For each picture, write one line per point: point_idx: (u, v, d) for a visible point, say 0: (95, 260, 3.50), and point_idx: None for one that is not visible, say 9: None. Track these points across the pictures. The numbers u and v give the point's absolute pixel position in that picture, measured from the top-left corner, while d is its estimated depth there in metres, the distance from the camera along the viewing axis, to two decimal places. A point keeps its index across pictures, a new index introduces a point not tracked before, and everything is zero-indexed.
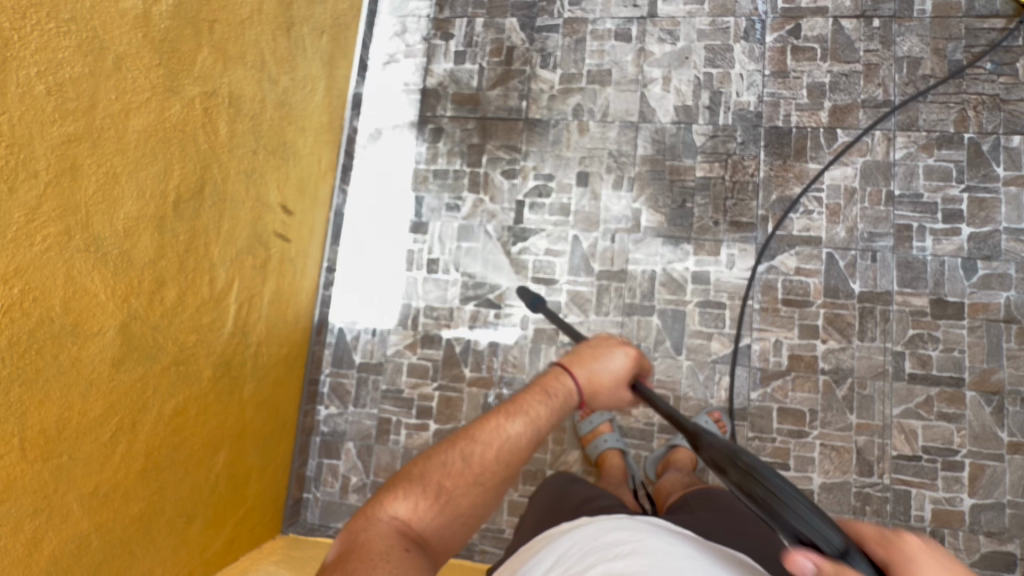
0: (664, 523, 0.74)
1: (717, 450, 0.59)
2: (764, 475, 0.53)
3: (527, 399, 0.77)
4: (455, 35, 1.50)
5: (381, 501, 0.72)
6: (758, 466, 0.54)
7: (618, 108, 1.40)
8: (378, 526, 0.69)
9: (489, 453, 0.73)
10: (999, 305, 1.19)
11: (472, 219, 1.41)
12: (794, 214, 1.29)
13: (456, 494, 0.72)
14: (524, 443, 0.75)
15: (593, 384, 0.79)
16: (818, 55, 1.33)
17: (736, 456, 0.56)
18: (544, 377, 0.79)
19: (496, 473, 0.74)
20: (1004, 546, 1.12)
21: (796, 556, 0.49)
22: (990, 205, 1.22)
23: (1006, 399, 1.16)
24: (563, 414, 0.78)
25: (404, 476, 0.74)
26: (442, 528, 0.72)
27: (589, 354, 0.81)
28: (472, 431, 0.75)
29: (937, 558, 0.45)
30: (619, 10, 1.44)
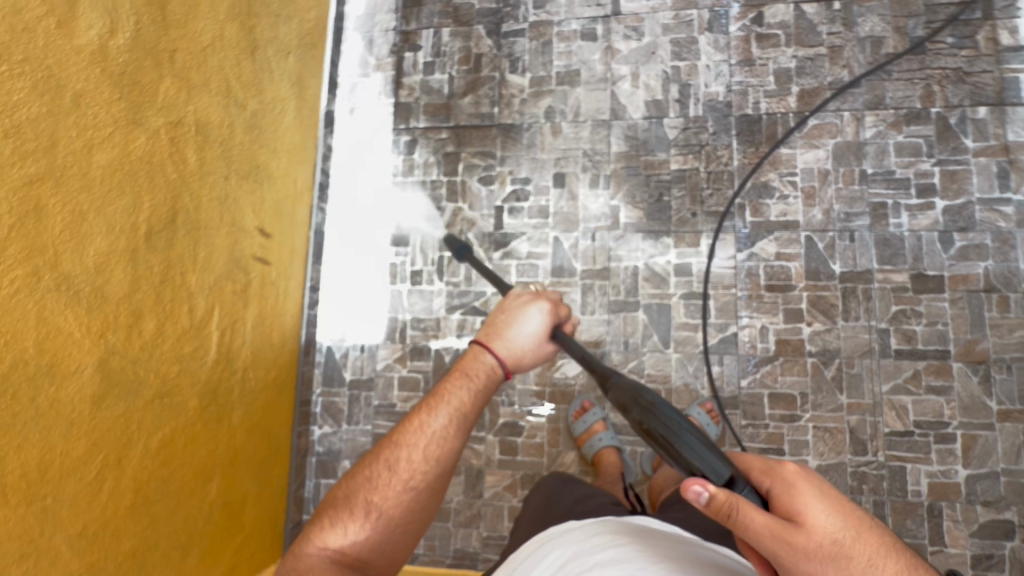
0: (662, 532, 0.72)
1: (625, 393, 0.65)
2: (659, 408, 0.61)
3: (446, 390, 0.82)
4: (423, 46, 1.51)
5: (310, 533, 0.77)
6: (656, 400, 0.62)
7: (589, 108, 1.41)
8: (310, 561, 0.74)
9: (414, 456, 0.78)
10: (978, 276, 1.20)
11: (452, 228, 1.41)
12: (770, 200, 1.30)
13: (386, 508, 0.77)
14: (450, 434, 0.80)
15: (514, 352, 0.86)
16: (782, 41, 1.35)
17: (639, 394, 0.63)
18: (463, 361, 0.86)
19: (428, 474, 0.78)
20: (1002, 514, 1.13)
21: (691, 485, 0.50)
22: (961, 176, 1.23)
23: (992, 368, 1.17)
24: (489, 387, 0.84)
25: (332, 506, 0.79)
26: (379, 543, 0.77)
27: (506, 324, 0.87)
28: (393, 441, 0.80)
29: (814, 486, 0.51)
30: (583, 10, 1.45)
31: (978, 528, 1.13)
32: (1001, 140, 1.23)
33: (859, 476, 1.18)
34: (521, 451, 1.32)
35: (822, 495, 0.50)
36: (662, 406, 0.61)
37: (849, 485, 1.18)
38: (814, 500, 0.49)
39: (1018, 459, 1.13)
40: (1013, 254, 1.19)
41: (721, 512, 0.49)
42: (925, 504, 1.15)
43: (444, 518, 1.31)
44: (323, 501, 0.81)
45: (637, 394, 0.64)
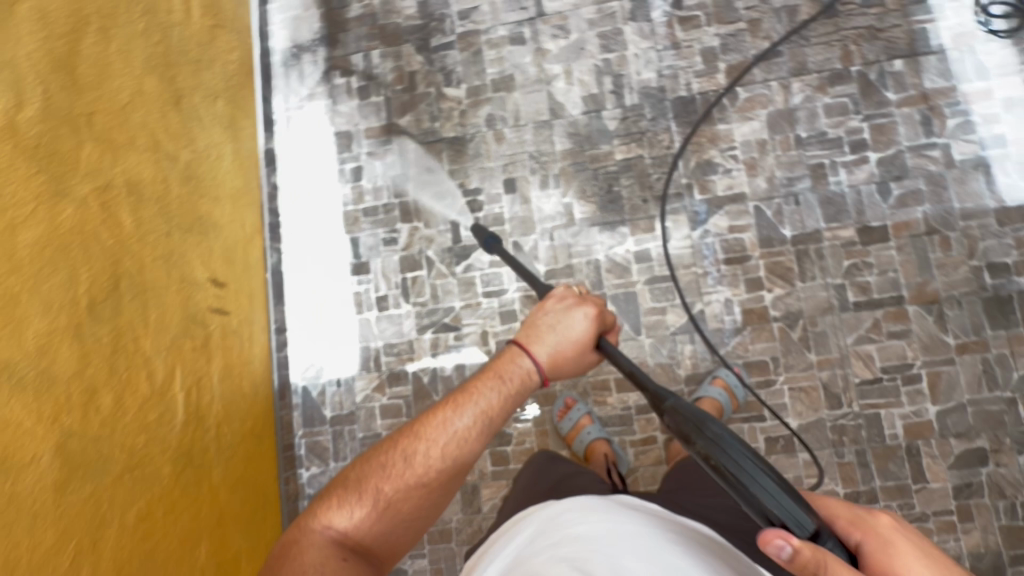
0: (660, 520, 0.74)
1: (687, 422, 0.67)
2: (727, 441, 0.63)
3: (474, 387, 0.85)
4: (355, 71, 1.50)
5: (318, 511, 0.81)
6: (722, 432, 0.64)
7: (529, 110, 1.42)
8: (314, 537, 0.78)
9: (432, 451, 0.81)
10: (918, 220, 1.25)
11: (411, 248, 1.41)
12: (715, 175, 1.33)
13: (394, 496, 0.81)
14: (472, 436, 0.82)
15: (553, 359, 0.87)
16: (703, 22, 1.38)
17: (704, 426, 0.65)
18: (498, 362, 0.87)
19: (441, 471, 0.82)
20: (974, 443, 1.18)
21: (773, 539, 0.56)
22: (888, 128, 1.28)
23: (945, 306, 1.22)
24: (523, 391, 0.86)
25: (343, 486, 0.83)
26: (383, 529, 0.81)
27: (549, 328, 0.88)
28: (415, 431, 0.83)
29: (908, 546, 0.57)
30: (508, 15, 1.46)
31: (954, 460, 1.18)
32: (920, 89, 1.29)
33: (839, 429, 1.21)
34: (514, 459, 1.31)
35: (919, 559, 0.56)
36: (731, 439, 0.63)
37: (831, 439, 1.21)
38: (914, 564, 0.55)
39: (980, 387, 1.19)
40: (947, 195, 1.25)
41: (807, 567, 0.55)
42: (903, 446, 1.19)
43: (447, 540, 1.30)
44: (335, 480, 0.84)
45: (703, 427, 0.65)
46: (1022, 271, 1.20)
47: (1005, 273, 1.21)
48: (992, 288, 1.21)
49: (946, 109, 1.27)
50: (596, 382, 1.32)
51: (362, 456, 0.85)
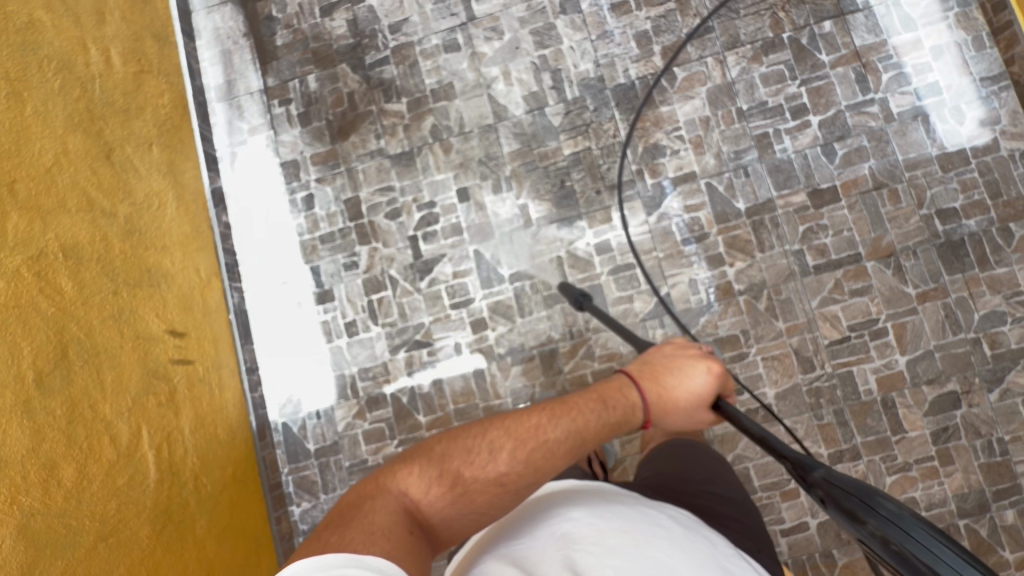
0: (644, 506, 0.75)
1: (848, 498, 0.49)
2: (906, 523, 0.44)
3: (576, 404, 0.80)
4: (293, 98, 1.47)
5: (395, 472, 0.74)
6: (900, 512, 0.45)
7: (472, 116, 1.40)
8: (387, 498, 0.72)
9: (519, 453, 0.74)
10: (865, 176, 1.26)
11: (373, 269, 1.39)
12: (664, 158, 1.33)
13: (472, 485, 0.74)
14: (560, 451, 0.76)
15: (661, 397, 0.82)
16: (633, 6, 1.38)
17: (875, 503, 0.46)
18: (607, 388, 0.83)
19: (522, 476, 0.74)
20: (946, 387, 1.20)
21: None
22: (826, 90, 1.30)
23: (901, 258, 1.24)
24: (621, 426, 0.81)
25: (423, 456, 0.76)
26: (450, 516, 0.74)
27: (666, 368, 0.84)
28: (507, 424, 0.76)
29: None
30: (439, 23, 1.45)
31: (929, 407, 1.20)
32: (851, 47, 1.30)
33: (815, 392, 1.23)
34: None
35: None
36: (910, 520, 0.44)
37: (808, 403, 1.23)
38: None
39: (944, 333, 1.21)
40: (890, 149, 1.26)
41: None
42: (878, 400, 1.21)
43: (447, 556, 1.30)
44: (416, 449, 0.78)
45: (871, 504, 0.47)
46: (971, 214, 1.23)
47: (955, 218, 1.23)
48: (944, 234, 1.23)
49: (879, 64, 1.29)
50: (574, 379, 1.30)
51: (450, 432, 0.78)
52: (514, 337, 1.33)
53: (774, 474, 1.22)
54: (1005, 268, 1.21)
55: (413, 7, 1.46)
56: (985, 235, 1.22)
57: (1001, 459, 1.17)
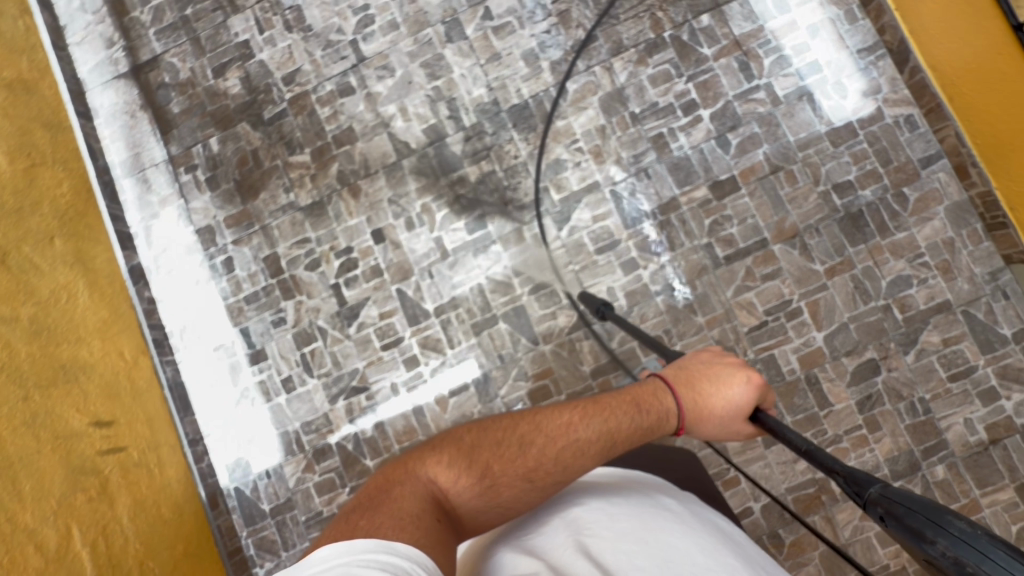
0: (651, 493, 0.80)
1: (911, 516, 0.40)
2: (985, 544, 0.35)
3: (609, 404, 0.79)
4: (198, 164, 1.47)
5: (425, 459, 0.74)
6: (975, 531, 0.37)
7: (376, 156, 1.41)
8: (415, 485, 0.71)
9: (550, 450, 0.74)
10: (762, 162, 1.29)
11: (301, 323, 1.40)
12: (567, 171, 1.34)
13: (499, 480, 0.73)
14: (589, 450, 0.75)
15: (695, 404, 0.80)
16: (516, 26, 1.39)
17: (943, 522, 0.38)
18: (642, 392, 0.81)
19: (551, 472, 0.74)
20: (864, 356, 1.23)
21: None
22: (712, 83, 1.32)
23: (805, 237, 1.26)
24: (653, 432, 0.79)
25: (453, 445, 0.76)
26: (475, 507, 0.73)
27: (703, 375, 0.81)
28: (538, 420, 0.77)
29: None
30: (330, 68, 1.44)
31: (850, 377, 1.23)
32: (731, 37, 1.32)
33: None
34: None
35: None
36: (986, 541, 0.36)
37: None
38: None
39: (856, 304, 1.24)
40: (781, 132, 1.29)
41: None
42: (802, 378, 1.24)
43: None
44: (445, 438, 0.78)
45: (938, 523, 0.38)
46: (865, 184, 1.26)
47: (851, 190, 1.26)
48: (843, 208, 1.26)
49: (759, 50, 1.31)
50: (511, 401, 1.32)
51: (481, 425, 0.78)
52: (448, 369, 1.34)
53: (714, 465, 1.26)
54: (905, 233, 1.24)
55: (303, 55, 1.46)
56: (882, 202, 1.25)
57: (925, 418, 1.21)
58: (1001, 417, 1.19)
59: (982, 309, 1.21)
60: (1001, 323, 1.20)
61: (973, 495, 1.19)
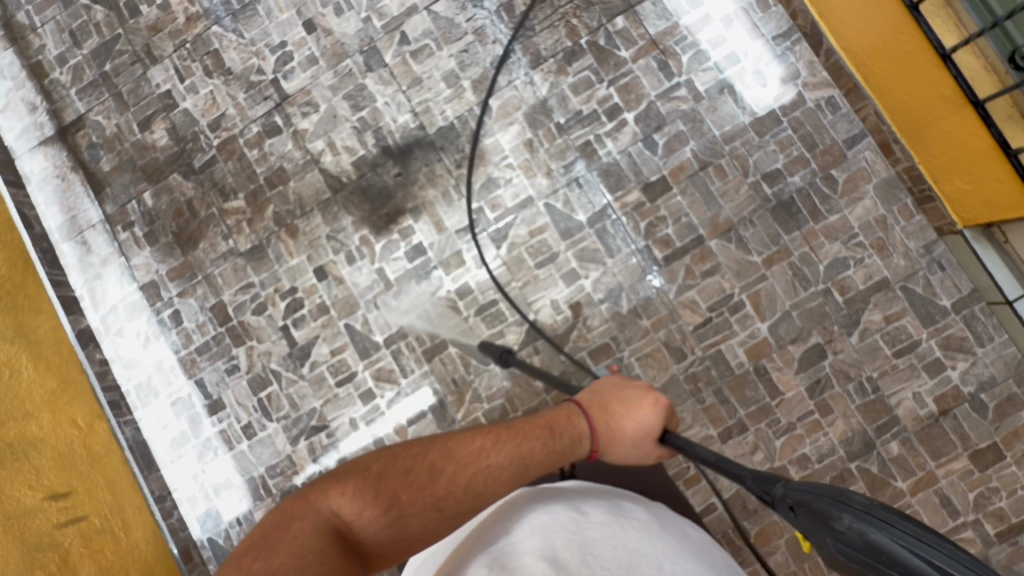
0: (620, 504, 0.80)
1: (817, 499, 0.51)
2: (886, 514, 0.47)
3: (520, 431, 0.78)
4: (135, 220, 1.46)
5: (328, 492, 0.69)
6: (872, 505, 0.48)
7: (310, 194, 1.40)
8: (318, 519, 0.67)
9: (458, 478, 0.72)
10: (690, 159, 1.29)
11: (255, 368, 1.40)
12: (499, 189, 1.34)
13: (408, 510, 0.70)
14: (500, 477, 0.74)
15: (605, 427, 0.80)
16: (434, 48, 1.38)
17: (847, 499, 0.49)
18: (555, 416, 0.81)
19: (459, 501, 0.72)
20: (809, 342, 1.24)
21: None
22: (633, 86, 1.31)
23: (740, 230, 1.27)
24: (565, 456, 0.79)
25: (361, 474, 0.72)
26: (384, 539, 0.70)
27: (613, 399, 0.81)
28: (449, 447, 0.75)
29: None
30: (255, 110, 1.44)
31: (798, 364, 1.24)
32: (647, 37, 1.32)
33: (692, 377, 1.26)
34: None
35: None
36: (879, 508, 0.48)
37: (688, 390, 1.26)
38: None
39: (796, 291, 1.25)
40: (706, 127, 1.29)
41: None
42: (752, 370, 1.25)
43: None
44: (351, 466, 0.73)
45: (844, 501, 0.49)
46: (794, 170, 1.26)
47: (780, 178, 1.26)
48: (774, 196, 1.26)
49: (676, 47, 1.31)
50: (469, 424, 1.32)
51: (390, 452, 0.74)
52: (404, 398, 1.35)
53: (675, 465, 1.27)
54: (837, 215, 1.24)
55: (226, 99, 1.45)
56: (812, 187, 1.25)
57: (875, 396, 1.22)
58: (948, 387, 1.20)
59: (920, 283, 1.22)
60: (940, 295, 1.21)
61: (929, 467, 1.20)
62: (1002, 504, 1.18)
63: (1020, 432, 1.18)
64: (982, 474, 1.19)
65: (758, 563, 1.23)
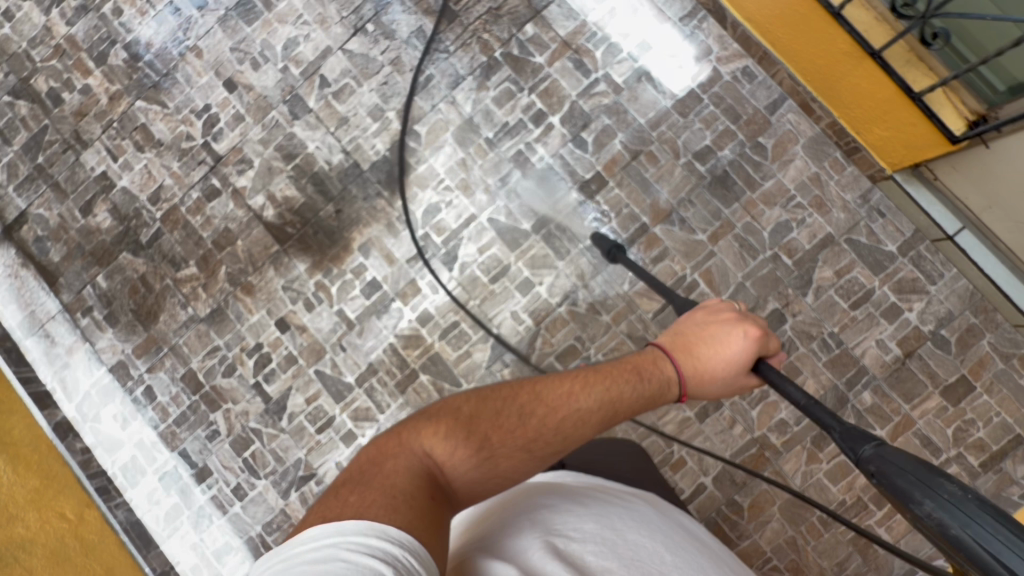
0: (616, 496, 0.82)
1: (902, 475, 0.54)
2: (971, 507, 0.48)
3: (610, 373, 0.77)
4: (93, 304, 1.47)
5: (421, 431, 0.68)
6: (963, 494, 0.49)
7: (259, 249, 1.41)
8: (410, 457, 0.65)
9: (554, 420, 0.71)
10: (621, 151, 1.31)
11: (235, 429, 1.41)
12: (442, 213, 1.35)
13: (500, 452, 0.69)
14: (591, 419, 0.73)
15: (694, 366, 0.79)
16: (354, 85, 1.40)
17: (936, 484, 0.51)
18: (643, 360, 0.80)
19: (550, 442, 0.71)
20: (767, 309, 1.25)
21: None
22: (554, 89, 1.34)
23: (681, 211, 1.28)
24: (655, 399, 0.78)
25: (451, 415, 0.70)
26: (474, 481, 0.69)
27: (700, 337, 0.80)
28: (538, 390, 0.73)
29: None
30: (191, 176, 1.45)
31: None
32: (558, 40, 1.34)
33: None
34: None
35: None
36: (969, 504, 0.49)
37: None
38: None
39: (746, 261, 1.26)
40: (631, 117, 1.30)
41: None
42: None
43: None
44: (441, 407, 0.72)
45: (932, 488, 0.51)
46: (723, 144, 1.28)
47: (711, 154, 1.28)
48: (708, 172, 1.28)
49: (588, 44, 1.33)
50: None
51: (481, 392, 0.73)
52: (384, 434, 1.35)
53: (659, 452, 1.27)
54: (772, 180, 1.26)
55: (161, 171, 1.46)
56: (743, 157, 1.27)
57: (839, 351, 1.23)
58: (909, 330, 1.22)
59: (864, 233, 1.23)
60: (885, 241, 1.23)
61: (904, 411, 1.21)
62: (981, 434, 1.19)
63: (985, 360, 1.20)
64: (956, 409, 1.20)
65: (756, 534, 1.24)
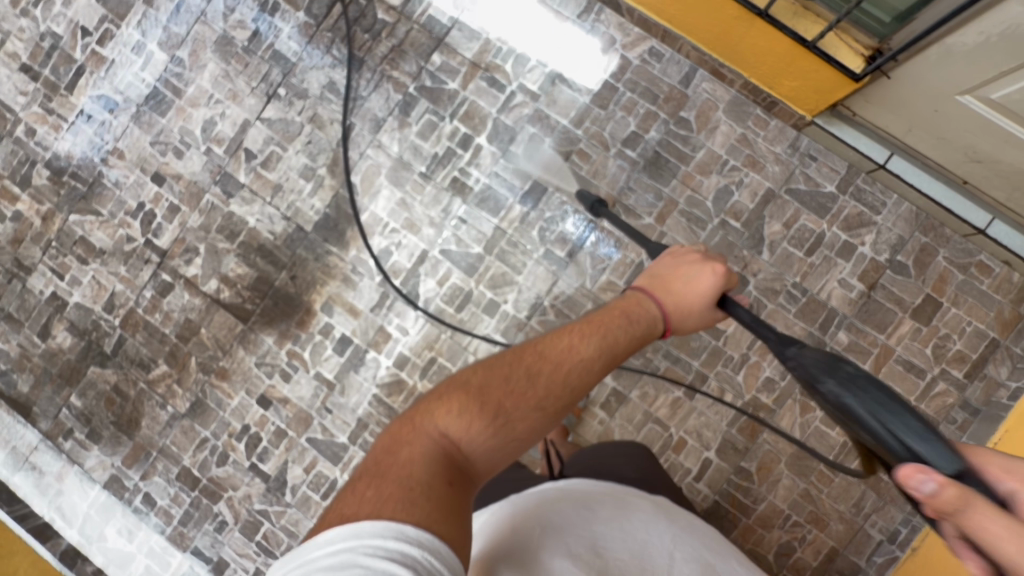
0: (624, 497, 0.81)
1: (817, 365, 0.64)
2: (863, 380, 0.59)
3: (602, 320, 0.75)
4: (72, 426, 1.45)
5: (432, 411, 0.64)
6: (857, 371, 0.61)
7: (224, 332, 1.40)
8: (424, 441, 0.62)
9: (559, 372, 0.69)
10: (552, 156, 1.32)
11: (241, 515, 1.39)
12: (394, 254, 1.35)
13: (513, 416, 0.66)
14: (597, 368, 0.72)
15: (674, 302, 0.80)
16: (280, 150, 1.40)
17: (840, 367, 0.62)
18: (625, 302, 0.79)
19: (560, 398, 0.69)
20: None
21: (912, 473, 0.49)
22: (472, 111, 1.34)
23: (624, 200, 1.29)
24: (647, 337, 0.78)
25: (461, 389, 0.66)
26: (491, 450, 0.65)
27: (674, 277, 0.81)
28: (541, 347, 0.70)
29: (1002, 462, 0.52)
30: (141, 276, 1.44)
31: None
32: (466, 62, 1.35)
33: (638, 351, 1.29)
34: None
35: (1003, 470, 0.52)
36: (862, 380, 0.59)
37: (639, 364, 1.29)
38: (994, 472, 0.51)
39: (697, 234, 1.27)
40: (554, 120, 1.32)
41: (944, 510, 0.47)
42: None
43: None
44: (449, 383, 0.68)
45: (835, 370, 0.62)
46: (648, 127, 1.29)
47: (639, 139, 1.30)
48: (640, 157, 1.30)
49: (497, 60, 1.34)
50: None
51: (486, 362, 0.69)
52: None
53: (659, 438, 1.28)
54: (703, 151, 1.28)
55: (110, 278, 1.45)
56: (669, 135, 1.29)
57: (807, 299, 1.25)
58: (867, 263, 1.24)
59: (801, 180, 1.26)
60: (822, 183, 1.26)
61: (881, 342, 1.23)
62: (960, 346, 1.21)
63: (945, 275, 1.22)
64: (930, 327, 1.22)
65: (771, 495, 1.25)
